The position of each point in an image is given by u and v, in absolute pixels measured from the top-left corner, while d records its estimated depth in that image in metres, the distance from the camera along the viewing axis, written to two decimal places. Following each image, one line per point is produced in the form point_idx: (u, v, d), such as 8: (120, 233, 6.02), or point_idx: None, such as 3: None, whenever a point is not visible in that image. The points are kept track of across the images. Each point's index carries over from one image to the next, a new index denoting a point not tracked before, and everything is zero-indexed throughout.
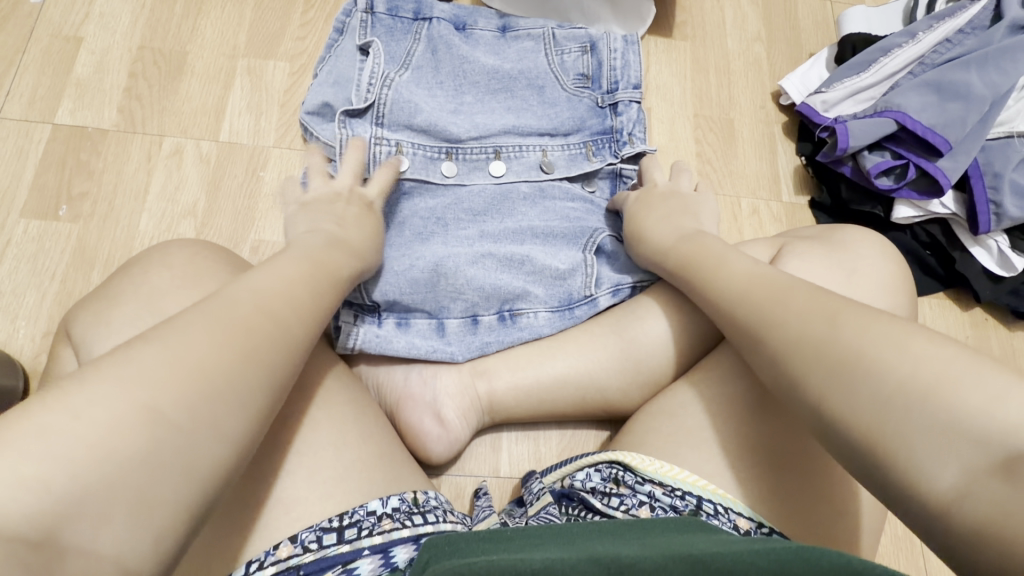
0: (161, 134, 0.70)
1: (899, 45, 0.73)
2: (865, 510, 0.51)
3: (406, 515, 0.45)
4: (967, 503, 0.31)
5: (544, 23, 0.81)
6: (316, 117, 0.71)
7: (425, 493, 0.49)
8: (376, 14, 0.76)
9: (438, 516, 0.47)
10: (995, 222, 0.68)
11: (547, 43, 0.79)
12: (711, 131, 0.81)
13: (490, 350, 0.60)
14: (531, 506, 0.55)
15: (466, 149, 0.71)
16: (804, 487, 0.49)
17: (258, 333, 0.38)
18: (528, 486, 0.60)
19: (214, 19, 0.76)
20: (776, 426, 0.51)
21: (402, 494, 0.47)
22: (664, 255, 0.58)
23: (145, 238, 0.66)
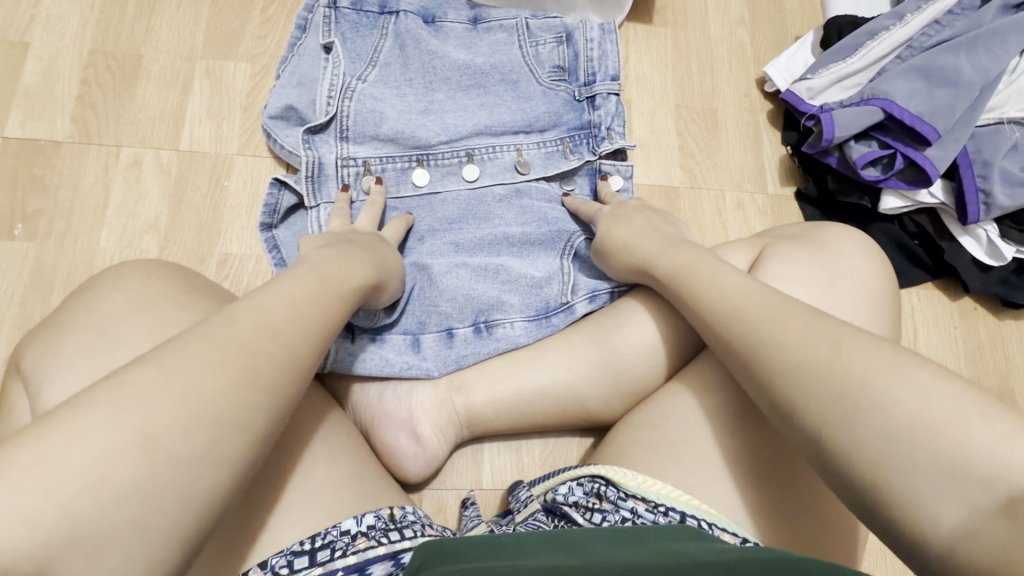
0: (118, 144, 0.67)
1: (886, 28, 0.70)
2: (850, 519, 0.50)
3: (382, 532, 0.43)
4: (971, 541, 0.32)
5: (516, 12, 0.77)
6: (280, 122, 0.68)
7: (402, 508, 0.47)
8: (340, 9, 0.72)
9: (416, 530, 0.45)
10: (984, 212, 0.66)
11: (520, 34, 0.76)
12: (694, 122, 0.78)
13: (467, 363, 0.59)
14: (519, 513, 0.55)
15: (437, 154, 0.69)
16: (787, 499, 0.48)
17: (264, 363, 0.35)
18: (515, 494, 0.59)
19: (168, 18, 0.72)
20: (758, 437, 0.50)
21: (377, 511, 0.45)
22: (649, 264, 0.56)
23: (106, 255, 0.63)
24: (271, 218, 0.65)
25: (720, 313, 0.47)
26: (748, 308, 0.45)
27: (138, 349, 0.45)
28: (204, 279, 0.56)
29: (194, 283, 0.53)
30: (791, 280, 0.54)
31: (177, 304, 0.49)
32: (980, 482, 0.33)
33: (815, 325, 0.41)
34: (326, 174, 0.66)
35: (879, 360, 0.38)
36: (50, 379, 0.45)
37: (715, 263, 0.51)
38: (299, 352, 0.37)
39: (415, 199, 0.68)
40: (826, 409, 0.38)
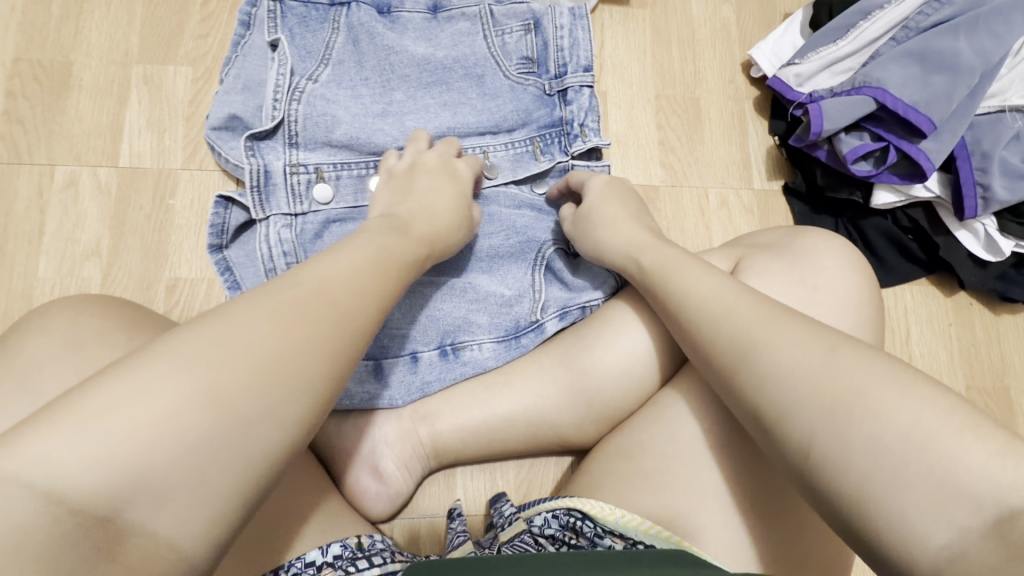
0: (52, 162, 0.62)
1: (880, 7, 0.64)
2: (836, 542, 0.48)
3: (349, 561, 0.41)
4: None
5: None
6: (225, 132, 0.63)
7: (371, 535, 0.44)
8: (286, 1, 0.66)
9: (387, 556, 0.42)
10: (982, 207, 0.62)
11: (484, 23, 0.69)
12: (675, 113, 0.73)
13: (432, 390, 0.56)
14: (504, 532, 0.52)
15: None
16: (771, 528, 0.46)
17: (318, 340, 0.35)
18: (497, 507, 0.57)
19: (99, 19, 0.66)
20: (738, 464, 0.48)
21: (344, 539, 0.43)
22: None
23: (45, 285, 0.59)
24: (220, 238, 0.61)
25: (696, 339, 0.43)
26: (723, 337, 0.42)
27: None
28: (144, 312, 0.52)
29: (132, 319, 0.49)
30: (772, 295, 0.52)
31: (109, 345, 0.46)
32: (962, 541, 0.30)
33: (798, 357, 0.38)
34: (273, 183, 0.61)
35: (864, 396, 0.35)
36: None
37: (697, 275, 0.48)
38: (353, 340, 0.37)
39: None
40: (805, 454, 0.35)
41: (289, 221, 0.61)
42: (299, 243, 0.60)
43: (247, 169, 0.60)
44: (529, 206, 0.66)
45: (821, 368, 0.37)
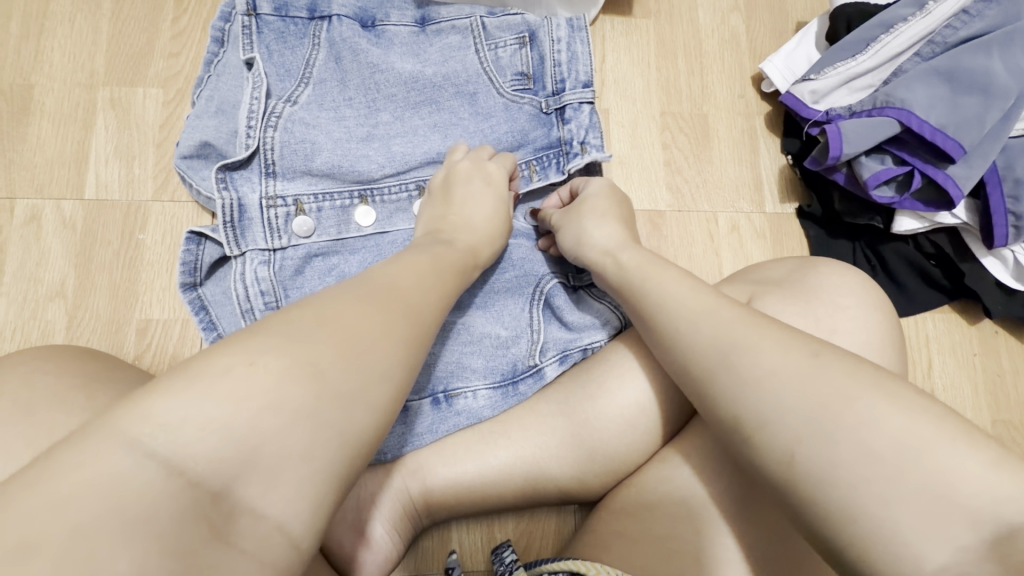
0: (12, 195, 0.58)
1: (904, 19, 0.60)
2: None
3: None
4: None
5: (470, 10, 0.66)
6: (197, 160, 0.59)
7: None
8: (261, 16, 0.61)
9: None
10: (1014, 236, 0.58)
11: (476, 36, 0.65)
12: (681, 131, 0.68)
13: (424, 443, 0.53)
14: None
15: (382, 188, 0.60)
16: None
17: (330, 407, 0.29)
18: (500, 555, 0.53)
19: (62, 39, 0.62)
20: (748, 534, 0.44)
21: None
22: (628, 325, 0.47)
23: (6, 330, 0.55)
24: (193, 276, 0.57)
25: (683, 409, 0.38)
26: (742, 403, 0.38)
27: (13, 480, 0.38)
28: (107, 363, 0.48)
29: (92, 374, 0.45)
30: None
31: (65, 408, 0.42)
32: None
33: (821, 437, 0.33)
34: (249, 218, 0.56)
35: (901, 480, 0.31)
36: None
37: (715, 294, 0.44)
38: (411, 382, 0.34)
39: (361, 240, 0.60)
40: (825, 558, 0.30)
41: (267, 257, 0.57)
42: (278, 280, 0.56)
43: (220, 203, 0.56)
44: (524, 236, 0.62)
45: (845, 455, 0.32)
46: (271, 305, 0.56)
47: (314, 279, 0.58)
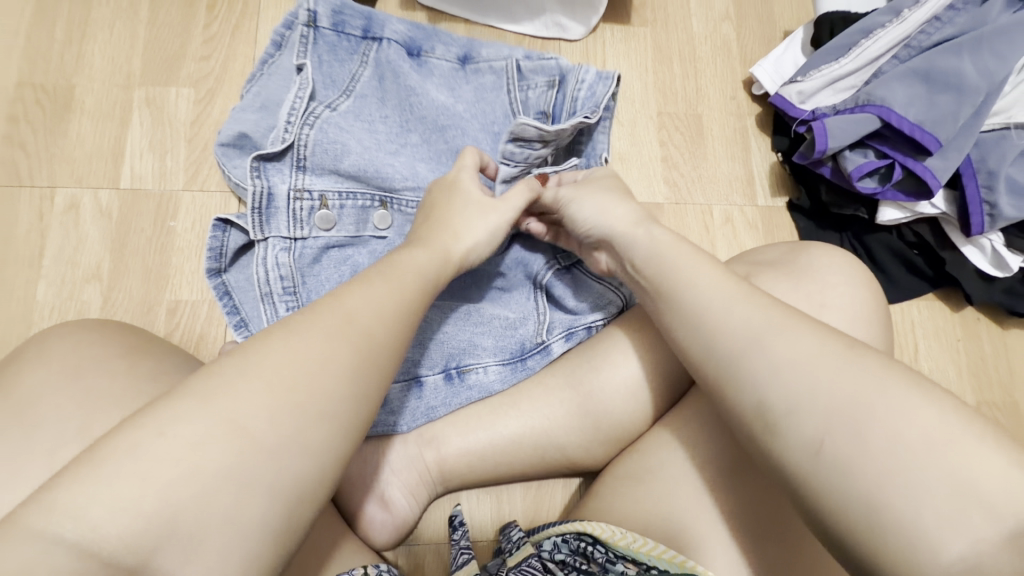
0: (53, 186, 0.62)
1: (882, 26, 0.65)
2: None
3: None
4: None
5: (510, 51, 0.68)
6: (233, 149, 0.63)
7: (378, 566, 0.44)
8: (320, 28, 0.65)
9: None
10: (989, 223, 0.61)
11: (509, 78, 0.67)
12: (677, 130, 0.73)
13: (438, 415, 0.56)
14: (511, 556, 0.52)
15: (403, 198, 0.64)
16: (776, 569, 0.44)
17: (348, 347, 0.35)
18: (506, 534, 0.56)
19: (102, 43, 0.66)
20: (731, 497, 0.47)
21: (349, 572, 0.43)
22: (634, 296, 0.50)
23: (44, 310, 0.58)
24: (219, 261, 0.60)
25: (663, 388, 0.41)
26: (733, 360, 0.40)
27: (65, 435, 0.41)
28: (145, 337, 0.51)
29: (134, 345, 0.48)
30: None
31: (110, 374, 0.45)
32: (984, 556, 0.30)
33: (807, 390, 0.36)
34: (275, 207, 0.60)
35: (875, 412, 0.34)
36: None
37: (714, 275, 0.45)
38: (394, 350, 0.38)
39: (377, 240, 0.63)
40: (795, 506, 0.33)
41: (288, 244, 0.60)
42: (297, 267, 0.60)
43: (253, 193, 0.60)
44: (518, 241, 0.63)
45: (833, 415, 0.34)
46: (290, 291, 0.59)
47: (332, 270, 0.61)
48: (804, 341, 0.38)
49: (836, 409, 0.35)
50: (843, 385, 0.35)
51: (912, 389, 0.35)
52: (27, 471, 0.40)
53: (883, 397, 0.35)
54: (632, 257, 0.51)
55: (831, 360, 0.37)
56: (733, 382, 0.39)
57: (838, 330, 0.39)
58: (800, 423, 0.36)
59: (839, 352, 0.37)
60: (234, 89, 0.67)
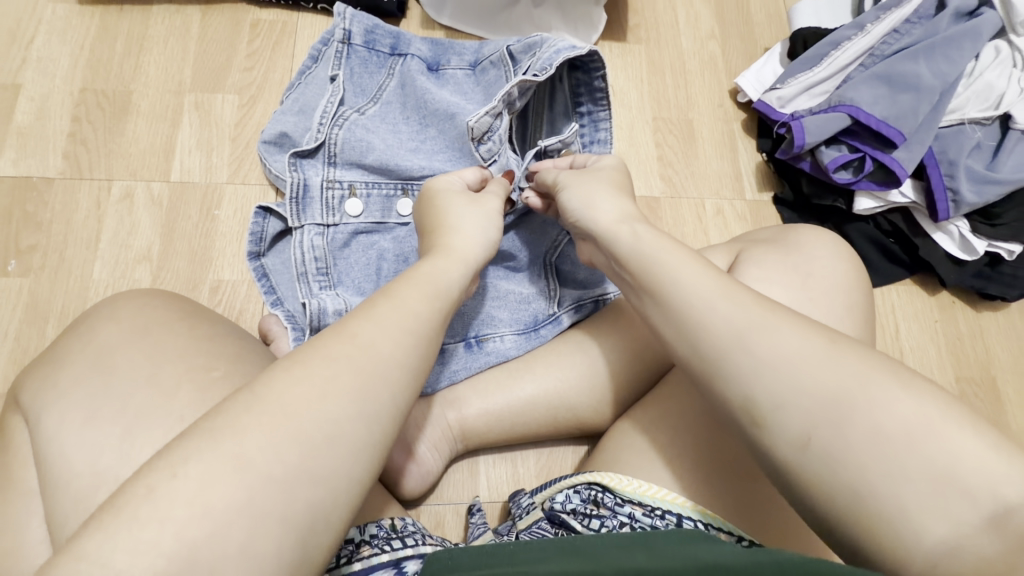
0: (110, 178, 0.69)
1: (849, 38, 0.73)
2: (817, 544, 0.49)
3: (384, 540, 0.47)
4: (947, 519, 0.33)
5: (503, 43, 0.72)
6: (274, 147, 0.71)
7: (403, 518, 0.51)
8: (353, 44, 0.73)
9: (417, 538, 0.48)
10: (954, 209, 0.69)
11: (506, 67, 0.70)
12: (671, 133, 0.80)
13: (459, 378, 0.61)
14: (520, 521, 0.56)
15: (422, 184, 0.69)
16: (747, 519, 0.48)
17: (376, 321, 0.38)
18: (516, 501, 0.60)
19: (157, 55, 0.75)
20: (716, 451, 0.50)
21: (379, 521, 0.49)
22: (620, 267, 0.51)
23: (100, 287, 0.64)
24: (259, 245, 0.66)
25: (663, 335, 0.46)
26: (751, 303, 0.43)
27: (134, 378, 0.46)
28: (198, 305, 0.56)
29: (189, 308, 0.53)
30: (769, 281, 0.57)
31: (169, 330, 0.50)
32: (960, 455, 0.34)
33: (795, 371, 0.38)
34: (311, 196, 0.66)
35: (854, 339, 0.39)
36: (47, 414, 0.45)
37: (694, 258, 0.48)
38: None
39: (401, 227, 0.68)
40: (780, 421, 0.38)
41: (322, 230, 0.66)
42: (330, 250, 0.66)
43: (290, 183, 0.66)
44: (519, 229, 0.67)
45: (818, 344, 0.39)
46: (323, 271, 0.65)
47: (361, 253, 0.67)
48: (788, 335, 0.39)
49: (820, 405, 0.37)
50: (828, 379, 0.37)
51: (887, 368, 0.38)
52: (99, 408, 0.45)
53: (868, 390, 0.36)
54: (614, 253, 0.52)
55: (817, 354, 0.38)
56: (708, 358, 0.41)
57: (825, 325, 0.41)
58: (786, 418, 0.37)
59: (824, 348, 0.39)
60: (273, 96, 0.75)
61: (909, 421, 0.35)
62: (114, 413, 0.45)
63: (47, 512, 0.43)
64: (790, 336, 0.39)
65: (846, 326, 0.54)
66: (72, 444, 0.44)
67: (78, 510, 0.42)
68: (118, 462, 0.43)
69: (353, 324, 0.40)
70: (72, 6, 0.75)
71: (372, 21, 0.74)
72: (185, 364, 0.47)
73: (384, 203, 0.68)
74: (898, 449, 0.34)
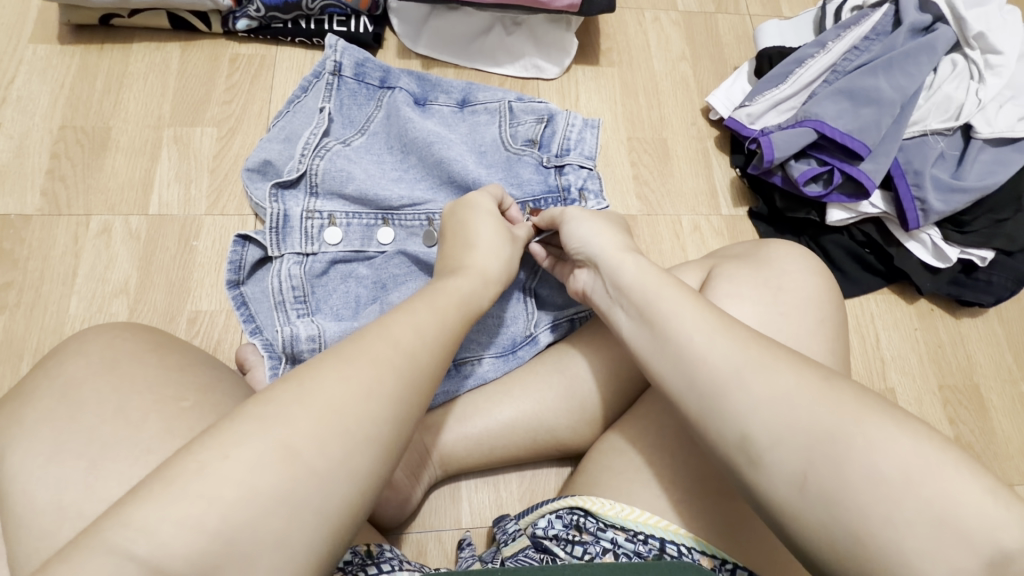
0: (88, 213, 0.69)
1: (811, 55, 0.76)
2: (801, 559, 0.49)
3: (359, 567, 0.45)
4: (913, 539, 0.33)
5: (501, 95, 0.77)
6: (256, 174, 0.71)
7: (380, 545, 0.49)
8: (343, 76, 0.75)
9: (394, 564, 0.47)
10: (923, 218, 0.70)
11: (502, 117, 0.75)
12: (646, 152, 0.81)
13: (436, 404, 0.61)
14: (506, 547, 0.53)
15: (402, 214, 0.69)
16: (729, 539, 0.47)
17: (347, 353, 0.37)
18: (501, 526, 0.58)
19: (137, 91, 0.76)
20: (692, 468, 0.49)
21: (354, 546, 0.47)
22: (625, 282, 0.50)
23: (76, 321, 0.64)
24: (237, 274, 0.66)
25: (634, 354, 0.47)
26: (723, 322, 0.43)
27: (102, 414, 0.46)
28: (171, 337, 0.56)
29: (162, 340, 0.53)
30: (740, 297, 0.57)
31: (140, 364, 0.49)
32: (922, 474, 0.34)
33: (777, 400, 0.38)
34: (290, 226, 0.67)
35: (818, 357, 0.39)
36: (11, 451, 0.44)
37: (685, 291, 0.47)
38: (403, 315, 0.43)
39: (381, 256, 0.68)
40: (739, 434, 0.38)
41: (300, 259, 0.66)
42: (307, 278, 0.65)
43: (270, 214, 0.66)
44: None
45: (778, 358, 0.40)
46: (300, 300, 0.64)
47: (338, 281, 0.67)
48: (782, 374, 0.39)
49: (813, 440, 0.36)
50: (815, 413, 0.37)
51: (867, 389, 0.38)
52: (66, 445, 0.44)
53: (862, 425, 0.36)
54: (615, 282, 0.51)
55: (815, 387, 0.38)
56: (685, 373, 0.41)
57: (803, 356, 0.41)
58: (783, 451, 0.36)
59: (816, 386, 0.38)
60: (251, 128, 0.76)
61: (882, 444, 0.35)
62: (81, 450, 0.44)
63: (11, 557, 0.42)
64: (753, 356, 0.40)
65: (819, 339, 0.54)
66: (36, 483, 0.43)
67: (42, 549, 0.41)
68: (83, 497, 0.42)
69: None
70: (53, 47, 0.77)
71: (363, 55, 0.76)
72: (155, 397, 0.47)
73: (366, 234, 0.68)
74: (887, 479, 0.34)
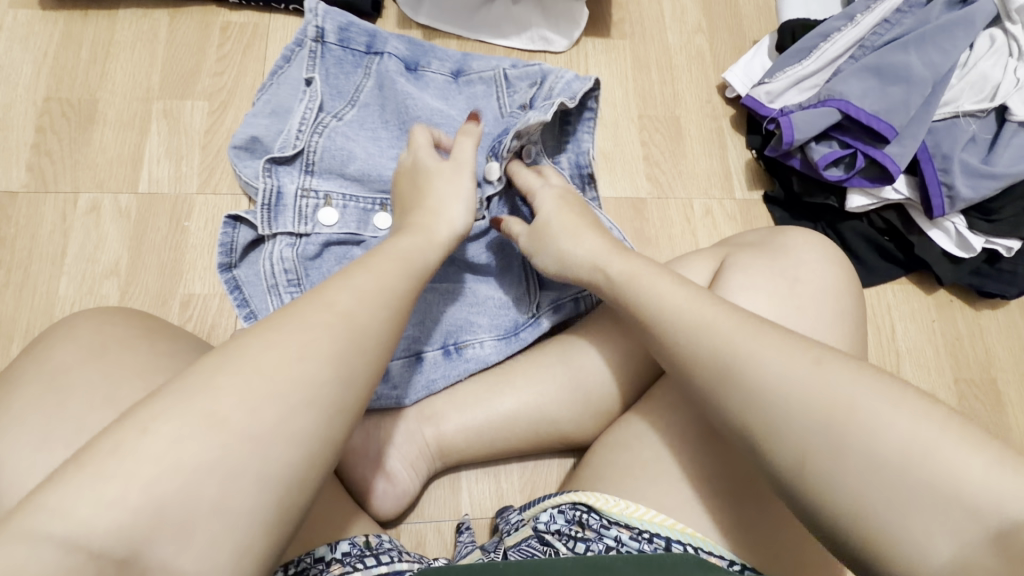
0: (76, 190, 0.66)
1: (838, 29, 0.71)
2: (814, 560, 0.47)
3: (357, 558, 0.44)
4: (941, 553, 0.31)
5: (497, 63, 0.72)
6: (245, 152, 0.68)
7: (379, 535, 0.48)
8: (327, 43, 0.71)
9: (394, 556, 0.45)
10: (949, 205, 0.67)
11: (499, 86, 0.70)
12: (657, 131, 0.78)
13: (437, 388, 0.60)
14: (507, 538, 0.51)
15: None
16: (738, 540, 0.45)
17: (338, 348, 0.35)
18: (504, 517, 0.57)
19: (124, 61, 0.72)
20: (699, 466, 0.48)
21: (352, 538, 0.46)
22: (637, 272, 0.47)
23: (66, 303, 0.62)
24: (229, 257, 0.63)
25: None
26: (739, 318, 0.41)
27: (91, 402, 0.44)
28: (162, 321, 0.54)
29: (153, 325, 0.51)
30: (753, 288, 0.54)
31: (131, 351, 0.47)
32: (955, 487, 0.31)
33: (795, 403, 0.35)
34: (284, 204, 0.64)
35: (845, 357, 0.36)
36: None
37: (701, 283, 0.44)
38: (398, 306, 0.40)
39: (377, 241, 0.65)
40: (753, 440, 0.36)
41: (294, 241, 0.63)
42: (301, 261, 0.63)
43: (264, 192, 0.63)
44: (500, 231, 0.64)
45: (800, 352, 0.37)
46: (295, 283, 0.62)
47: (332, 262, 0.64)
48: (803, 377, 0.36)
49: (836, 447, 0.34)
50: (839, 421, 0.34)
51: (898, 389, 0.35)
52: (53, 433, 0.43)
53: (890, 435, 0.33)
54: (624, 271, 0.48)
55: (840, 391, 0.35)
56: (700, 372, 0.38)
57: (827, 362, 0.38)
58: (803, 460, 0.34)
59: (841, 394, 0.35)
60: (244, 101, 0.72)
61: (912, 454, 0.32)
62: (69, 439, 0.43)
63: None
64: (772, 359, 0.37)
65: (836, 334, 0.52)
66: (23, 473, 0.42)
67: None
68: None
69: (295, 321, 0.35)
70: (35, 12, 0.73)
71: (346, 19, 0.71)
72: (146, 386, 0.45)
73: (365, 215, 0.65)
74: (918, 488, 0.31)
